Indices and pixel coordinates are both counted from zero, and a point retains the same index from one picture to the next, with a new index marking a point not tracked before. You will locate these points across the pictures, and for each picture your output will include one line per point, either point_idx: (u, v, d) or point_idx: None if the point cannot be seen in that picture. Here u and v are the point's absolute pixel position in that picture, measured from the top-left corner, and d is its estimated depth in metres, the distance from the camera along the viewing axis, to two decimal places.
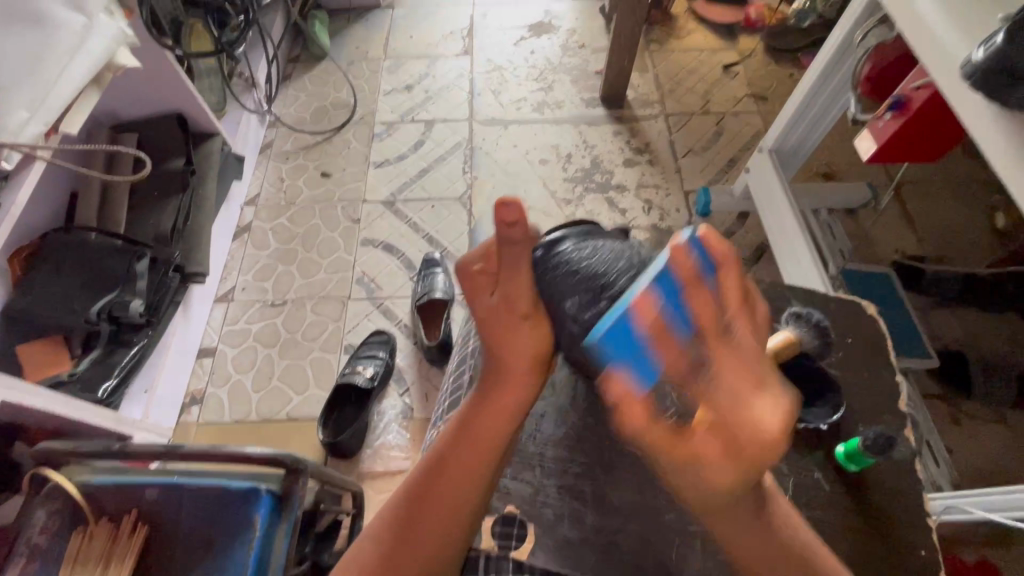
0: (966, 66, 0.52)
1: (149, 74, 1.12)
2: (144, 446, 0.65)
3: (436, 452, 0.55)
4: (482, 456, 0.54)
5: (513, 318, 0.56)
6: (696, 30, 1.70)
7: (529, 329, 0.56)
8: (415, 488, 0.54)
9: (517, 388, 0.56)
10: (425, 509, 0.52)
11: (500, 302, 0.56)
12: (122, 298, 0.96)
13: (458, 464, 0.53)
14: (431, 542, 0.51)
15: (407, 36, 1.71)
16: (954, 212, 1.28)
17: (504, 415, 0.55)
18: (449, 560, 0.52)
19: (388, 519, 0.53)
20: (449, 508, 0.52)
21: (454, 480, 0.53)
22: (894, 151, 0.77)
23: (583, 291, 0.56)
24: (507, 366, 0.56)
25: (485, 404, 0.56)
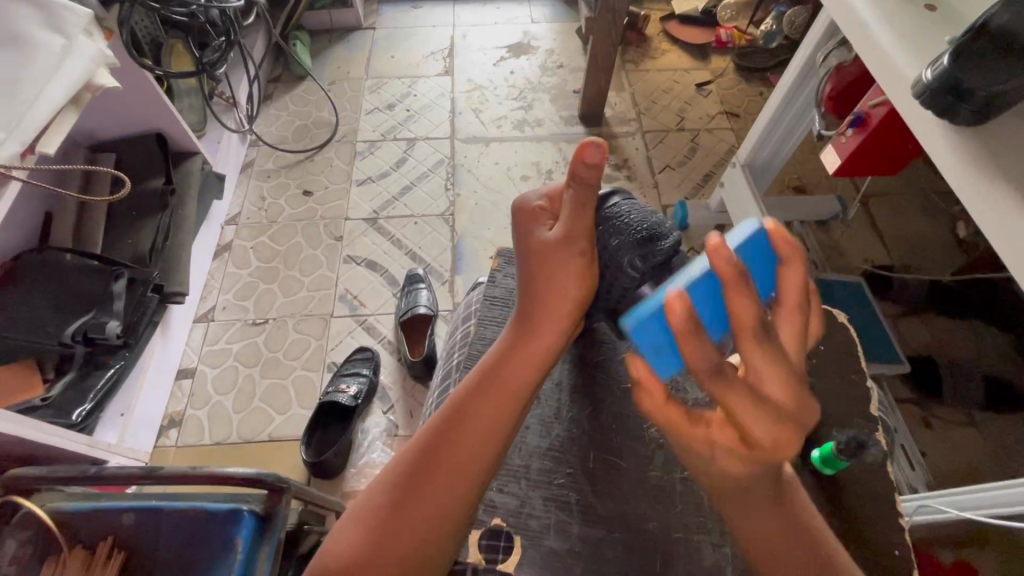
0: (917, 85, 0.55)
1: (128, 94, 1.12)
2: (121, 470, 0.64)
3: (455, 400, 0.54)
4: (504, 406, 0.52)
5: (569, 258, 0.55)
6: (669, 51, 1.76)
7: (581, 267, 0.55)
8: (432, 434, 0.52)
9: (550, 331, 0.55)
10: (441, 455, 0.51)
11: (560, 239, 0.55)
12: (99, 319, 0.94)
13: (477, 413, 0.52)
14: (445, 493, 0.49)
15: (388, 56, 1.74)
16: (919, 223, 1.33)
17: (533, 362, 0.54)
18: (462, 514, 0.50)
19: (402, 465, 0.51)
20: (465, 458, 0.50)
21: (473, 429, 0.51)
22: (856, 165, 0.80)
23: (641, 248, 0.59)
24: (539, 312, 0.55)
25: (515, 350, 0.54)
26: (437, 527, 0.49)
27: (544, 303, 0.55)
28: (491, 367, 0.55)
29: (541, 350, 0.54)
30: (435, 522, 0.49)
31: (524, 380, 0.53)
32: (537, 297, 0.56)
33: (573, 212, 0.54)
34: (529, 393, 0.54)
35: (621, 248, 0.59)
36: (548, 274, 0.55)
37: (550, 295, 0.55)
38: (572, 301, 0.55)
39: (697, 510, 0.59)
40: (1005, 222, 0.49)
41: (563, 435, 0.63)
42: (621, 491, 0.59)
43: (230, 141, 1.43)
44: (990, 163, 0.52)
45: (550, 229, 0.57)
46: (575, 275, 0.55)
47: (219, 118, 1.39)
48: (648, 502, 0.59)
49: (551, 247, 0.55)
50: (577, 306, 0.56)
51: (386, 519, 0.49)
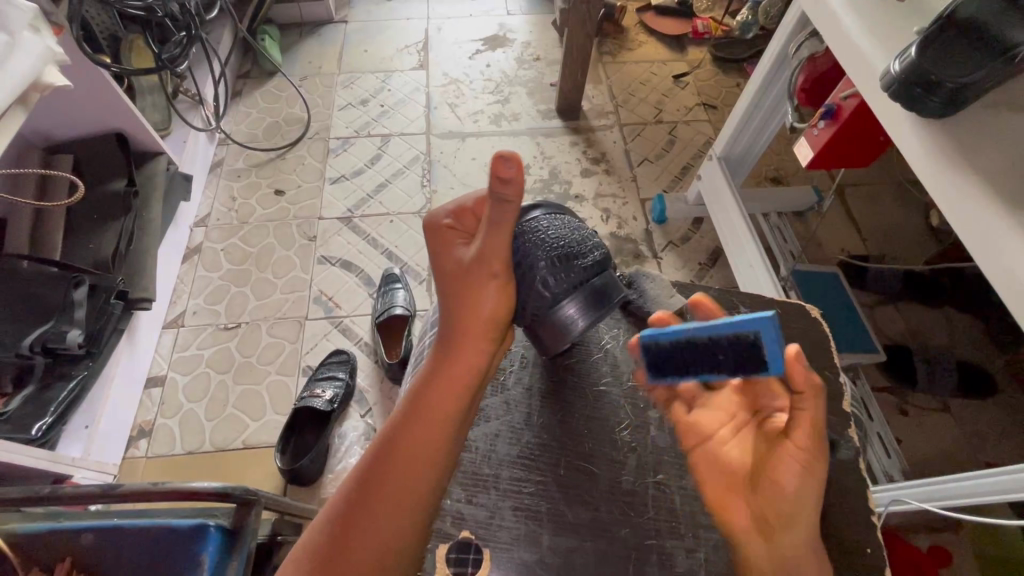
0: (885, 78, 0.55)
1: (84, 94, 1.07)
2: (79, 488, 0.61)
3: (392, 423, 0.54)
4: (435, 431, 0.53)
5: (485, 277, 0.56)
6: (646, 42, 1.75)
7: (497, 286, 0.56)
8: (369, 466, 0.52)
9: (475, 353, 0.55)
10: (383, 480, 0.51)
11: (476, 258, 0.56)
12: (58, 328, 0.91)
13: (414, 434, 0.53)
14: (388, 515, 0.50)
15: (361, 50, 1.69)
16: (894, 213, 1.34)
17: (461, 385, 0.55)
18: (403, 544, 0.50)
19: (342, 498, 0.52)
20: (402, 481, 0.51)
21: (407, 456, 0.52)
22: (829, 158, 0.80)
23: (563, 270, 0.58)
24: (463, 328, 0.55)
25: (442, 372, 0.55)
26: (385, 553, 0.49)
27: (467, 317, 0.55)
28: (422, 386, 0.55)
29: (471, 364, 0.55)
30: (383, 548, 0.49)
31: (456, 396, 0.54)
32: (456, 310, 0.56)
33: (488, 229, 0.55)
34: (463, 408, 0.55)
35: (537, 264, 0.57)
36: (466, 290, 0.56)
37: (470, 306, 0.55)
38: (490, 310, 0.56)
39: (670, 513, 0.58)
40: (972, 216, 0.49)
41: (532, 443, 0.62)
42: (594, 498, 0.59)
43: (196, 140, 1.38)
44: (956, 155, 0.51)
45: (467, 246, 0.58)
46: (494, 285, 0.55)
47: (184, 118, 1.34)
48: (621, 508, 0.58)
49: (463, 264, 0.56)
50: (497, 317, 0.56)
51: (332, 549, 0.49)
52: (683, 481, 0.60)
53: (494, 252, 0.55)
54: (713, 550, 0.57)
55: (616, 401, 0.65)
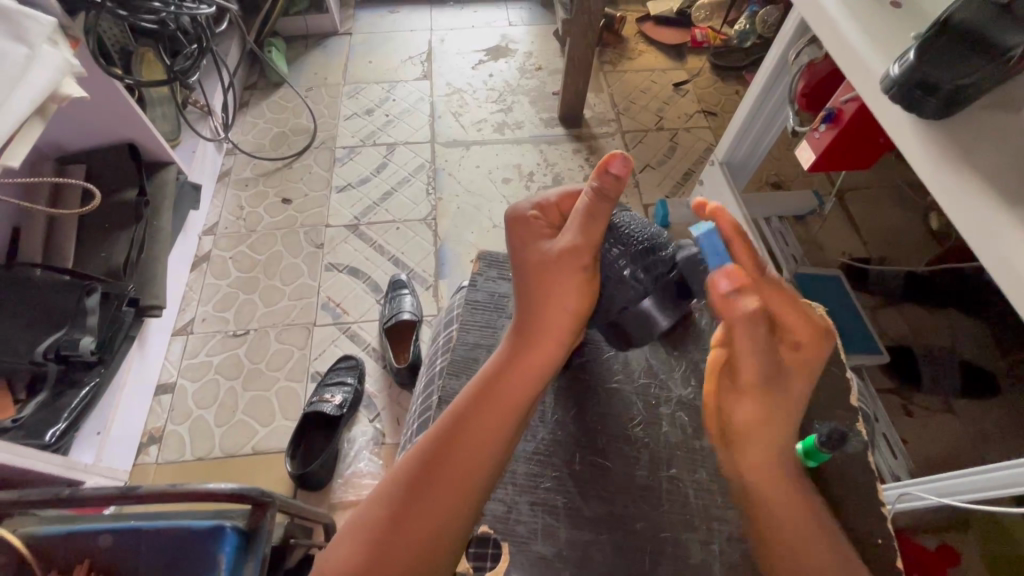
0: (885, 81, 0.56)
1: (96, 105, 1.09)
2: (96, 490, 0.62)
3: (456, 411, 0.53)
4: (501, 424, 0.52)
5: (570, 270, 0.54)
6: (646, 51, 1.78)
7: (583, 280, 0.54)
8: (429, 450, 0.51)
9: (548, 351, 0.55)
10: (444, 468, 0.51)
11: (565, 250, 0.54)
12: (72, 335, 0.92)
13: (480, 425, 0.52)
14: (448, 504, 0.49)
15: (365, 61, 1.72)
16: (894, 215, 1.36)
17: (529, 380, 0.54)
18: (459, 535, 0.49)
19: (399, 480, 0.51)
20: (463, 472, 0.50)
21: (471, 446, 0.51)
22: (830, 161, 0.82)
23: (651, 263, 0.58)
24: (541, 322, 0.55)
25: (512, 366, 0.54)
26: (439, 542, 0.48)
27: (546, 310, 0.55)
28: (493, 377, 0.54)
29: (545, 362, 0.55)
30: (436, 542, 0.48)
31: (523, 390, 0.54)
32: (534, 304, 0.55)
33: (585, 219, 0.54)
34: (529, 405, 0.55)
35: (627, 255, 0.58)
36: (546, 284, 0.54)
37: (555, 301, 0.55)
38: (572, 304, 0.54)
39: (684, 508, 0.59)
40: (973, 211, 0.50)
41: (549, 438, 0.62)
42: (607, 491, 0.59)
43: (205, 149, 1.40)
44: (956, 155, 0.53)
45: (557, 235, 0.56)
46: (575, 278, 0.54)
47: (194, 128, 1.36)
48: (635, 501, 0.59)
49: (547, 260, 0.55)
50: (580, 310, 0.55)
51: (390, 533, 0.48)
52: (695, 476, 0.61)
53: (590, 242, 0.54)
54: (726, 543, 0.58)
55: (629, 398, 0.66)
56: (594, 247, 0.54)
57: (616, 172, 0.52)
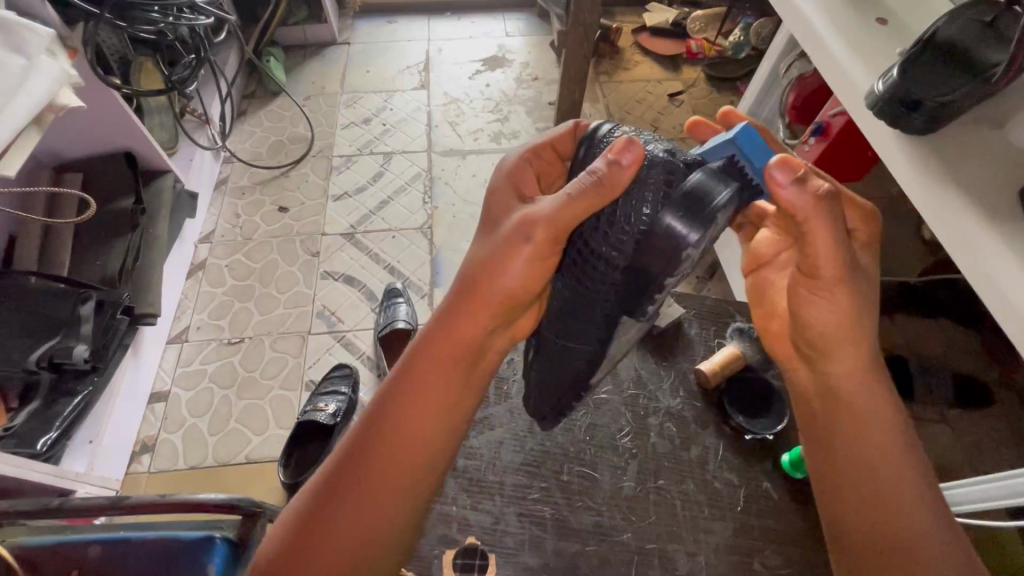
0: (870, 97, 0.57)
1: (94, 114, 1.09)
2: (86, 501, 0.62)
3: (373, 409, 0.50)
4: (422, 418, 0.49)
5: (511, 251, 0.49)
6: (642, 62, 1.79)
7: (526, 261, 0.50)
8: (352, 446, 0.50)
9: (474, 336, 0.50)
10: (360, 478, 0.48)
11: (520, 228, 0.49)
12: (65, 343, 0.92)
13: (398, 432, 0.49)
14: (367, 506, 0.48)
15: (363, 71, 1.74)
16: (886, 226, 1.37)
17: (454, 369, 0.50)
18: (379, 535, 0.48)
19: (324, 477, 0.50)
20: (382, 472, 0.48)
21: (388, 444, 0.49)
22: (820, 173, 0.83)
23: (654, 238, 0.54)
24: (463, 320, 0.50)
25: (435, 353, 0.50)
26: (359, 552, 0.48)
27: (470, 307, 0.50)
28: (411, 378, 0.50)
29: (467, 356, 0.51)
30: (354, 543, 0.47)
31: (445, 390, 0.50)
32: (464, 289, 0.50)
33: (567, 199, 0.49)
34: (457, 403, 0.52)
35: (646, 200, 0.50)
36: (476, 281, 0.50)
37: (483, 296, 0.50)
38: (504, 288, 0.50)
39: (671, 519, 0.64)
40: (957, 227, 0.50)
41: (533, 451, 0.67)
42: (596, 503, 0.64)
43: (202, 158, 1.41)
44: (941, 171, 0.53)
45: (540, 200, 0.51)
46: (525, 260, 0.49)
47: (191, 137, 1.37)
48: (623, 513, 0.64)
49: (490, 254, 0.50)
50: (512, 298, 0.51)
51: (310, 532, 0.48)
52: (682, 488, 0.66)
53: (565, 214, 0.48)
54: (713, 554, 0.62)
55: (618, 408, 0.72)
56: (552, 227, 0.48)
57: (616, 155, 0.47)
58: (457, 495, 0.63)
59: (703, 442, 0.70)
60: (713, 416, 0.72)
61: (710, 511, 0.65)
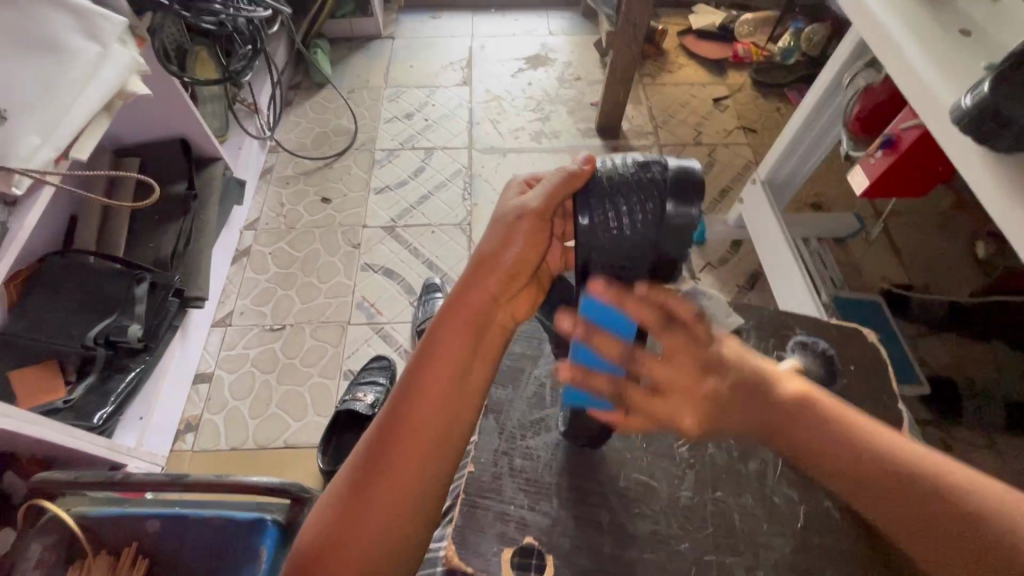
0: (956, 111, 0.55)
1: (154, 101, 1.13)
2: (145, 477, 0.64)
3: (402, 379, 0.49)
4: (452, 378, 0.48)
5: (513, 227, 0.52)
6: (686, 65, 1.77)
7: (527, 235, 0.52)
8: (387, 413, 0.48)
9: (491, 304, 0.51)
10: (400, 438, 0.46)
11: (528, 209, 0.52)
12: (120, 322, 0.96)
13: (429, 393, 0.47)
14: (411, 466, 0.46)
15: (407, 66, 1.75)
16: (938, 243, 1.33)
17: (474, 331, 0.50)
18: (424, 496, 0.46)
19: (359, 449, 0.48)
20: (421, 433, 0.47)
21: (425, 403, 0.47)
22: (884, 186, 0.80)
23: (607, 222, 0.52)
24: (470, 291, 0.50)
25: (457, 317, 0.50)
26: (397, 517, 0.45)
27: (477, 283, 0.51)
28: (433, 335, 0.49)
29: (483, 318, 0.50)
30: (399, 509, 0.45)
31: (467, 353, 0.49)
32: (476, 263, 0.52)
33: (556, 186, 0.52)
34: (479, 365, 0.50)
35: (603, 197, 0.52)
36: (479, 265, 0.51)
37: (491, 275, 0.51)
38: (515, 260, 0.51)
39: (730, 532, 0.66)
40: None
41: (584, 457, 0.70)
42: (653, 512, 0.67)
43: (250, 147, 1.44)
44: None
45: (523, 196, 0.54)
46: (521, 240, 0.51)
47: (241, 125, 1.41)
48: (680, 523, 0.66)
49: (493, 237, 0.52)
50: (511, 279, 0.52)
51: (351, 501, 0.46)
52: (741, 501, 0.68)
53: (554, 201, 0.52)
54: (772, 569, 0.64)
55: None
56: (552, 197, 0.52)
57: (579, 163, 0.53)
58: (516, 493, 0.66)
59: (761, 456, 0.72)
60: None
61: (769, 526, 0.67)
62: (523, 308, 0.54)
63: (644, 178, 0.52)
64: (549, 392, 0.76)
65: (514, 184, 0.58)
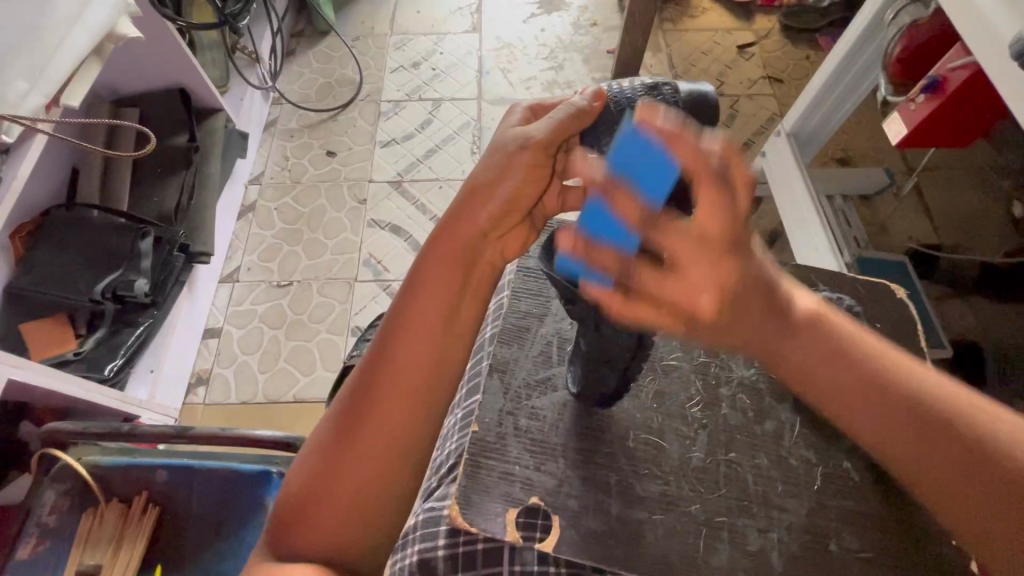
0: (1015, 44, 0.49)
1: (149, 46, 1.08)
2: (153, 428, 0.65)
3: (385, 326, 0.48)
4: (436, 322, 0.47)
5: (513, 155, 0.48)
6: (710, 9, 1.65)
7: (526, 166, 0.48)
8: (371, 359, 0.47)
9: (479, 245, 0.49)
10: (386, 385, 0.46)
11: (534, 139, 0.48)
12: (126, 276, 0.95)
13: (414, 341, 0.47)
14: (399, 414, 0.46)
15: (413, 12, 1.66)
16: (971, 200, 1.26)
17: (459, 273, 0.48)
18: (415, 443, 0.46)
19: (344, 397, 0.47)
20: (409, 379, 0.46)
21: (410, 350, 0.46)
22: (923, 137, 0.75)
23: (613, 152, 0.49)
24: (460, 228, 0.48)
25: (441, 259, 0.48)
26: (386, 462, 0.45)
27: (464, 221, 0.48)
28: (417, 281, 0.48)
29: (467, 261, 0.49)
30: (390, 454, 0.46)
31: (452, 299, 0.48)
32: (464, 201, 0.49)
33: (568, 117, 0.48)
34: (466, 311, 0.49)
35: (617, 132, 0.48)
36: (470, 195, 0.49)
37: (481, 209, 0.48)
38: (509, 196, 0.48)
39: (737, 496, 0.65)
40: None
41: (590, 417, 0.69)
42: (660, 472, 0.66)
43: (252, 97, 1.39)
44: None
45: (527, 126, 0.50)
46: (518, 175, 0.48)
47: (242, 75, 1.36)
48: (691, 484, 0.65)
49: (486, 169, 0.49)
50: (507, 213, 0.49)
51: (339, 447, 0.46)
52: (755, 461, 0.67)
53: (561, 136, 0.48)
54: (783, 534, 0.63)
55: (687, 377, 0.73)
56: (562, 130, 0.48)
57: (590, 97, 0.49)
58: (521, 454, 0.66)
59: (776, 417, 0.70)
60: (790, 393, 0.71)
61: (780, 488, 0.65)
62: (513, 248, 0.51)
63: (658, 107, 0.49)
64: (556, 351, 0.74)
65: (518, 122, 0.53)
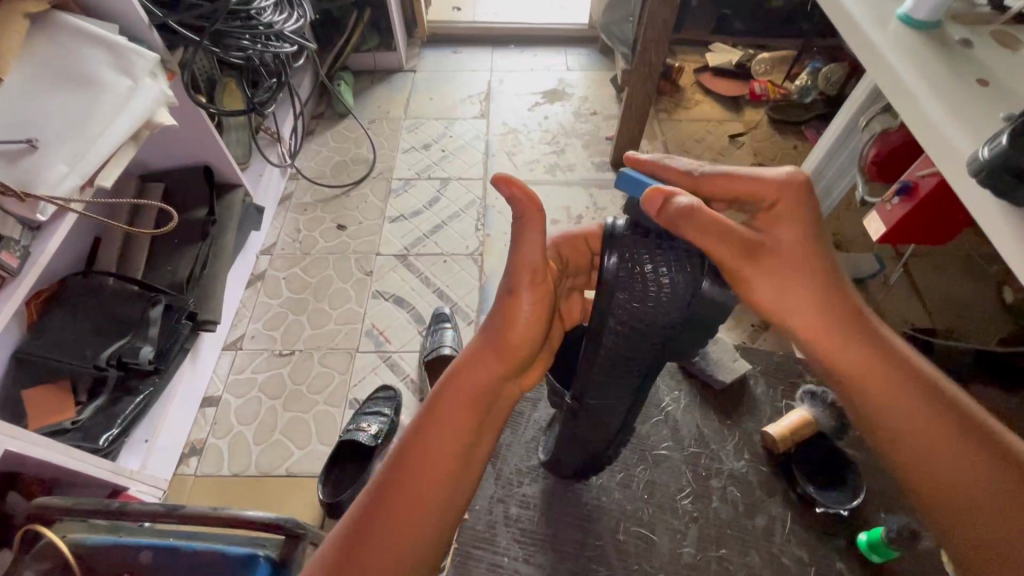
0: (973, 162, 0.54)
1: (181, 129, 1.17)
2: (142, 506, 0.64)
3: (405, 443, 0.53)
4: (451, 451, 0.52)
5: (513, 297, 0.55)
6: (703, 101, 1.78)
7: (531, 296, 0.54)
8: (387, 475, 0.51)
9: (490, 381, 0.55)
10: (400, 502, 0.50)
11: (535, 280, 0.54)
12: (133, 343, 0.96)
13: (415, 485, 0.51)
14: (407, 529, 0.49)
15: (427, 98, 1.80)
16: (960, 286, 1.29)
17: (472, 406, 0.54)
18: (416, 560, 0.49)
19: (359, 509, 0.51)
20: (420, 497, 0.50)
21: (426, 473, 0.51)
22: (903, 233, 0.79)
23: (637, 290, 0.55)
24: (478, 371, 0.55)
25: (461, 393, 0.54)
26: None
27: (482, 363, 0.55)
28: (434, 410, 0.54)
29: (483, 399, 0.55)
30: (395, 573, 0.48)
31: (466, 432, 0.53)
32: (488, 337, 0.56)
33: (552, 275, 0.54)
34: (477, 443, 0.55)
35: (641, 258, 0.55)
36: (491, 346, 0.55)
37: (496, 358, 0.55)
38: (516, 340, 0.55)
39: None
40: None
41: (577, 503, 0.86)
42: (655, 565, 0.81)
43: (271, 173, 1.48)
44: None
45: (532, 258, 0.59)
46: (527, 318, 0.55)
47: (263, 153, 1.45)
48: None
49: (498, 318, 0.56)
50: (517, 356, 0.56)
51: (344, 556, 0.48)
52: (746, 558, 0.82)
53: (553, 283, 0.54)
54: None
55: (677, 467, 0.90)
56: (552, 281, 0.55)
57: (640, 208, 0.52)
58: (510, 545, 0.82)
59: (768, 512, 0.85)
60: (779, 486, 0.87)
61: None
62: (524, 381, 0.60)
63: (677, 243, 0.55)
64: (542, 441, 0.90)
65: None
